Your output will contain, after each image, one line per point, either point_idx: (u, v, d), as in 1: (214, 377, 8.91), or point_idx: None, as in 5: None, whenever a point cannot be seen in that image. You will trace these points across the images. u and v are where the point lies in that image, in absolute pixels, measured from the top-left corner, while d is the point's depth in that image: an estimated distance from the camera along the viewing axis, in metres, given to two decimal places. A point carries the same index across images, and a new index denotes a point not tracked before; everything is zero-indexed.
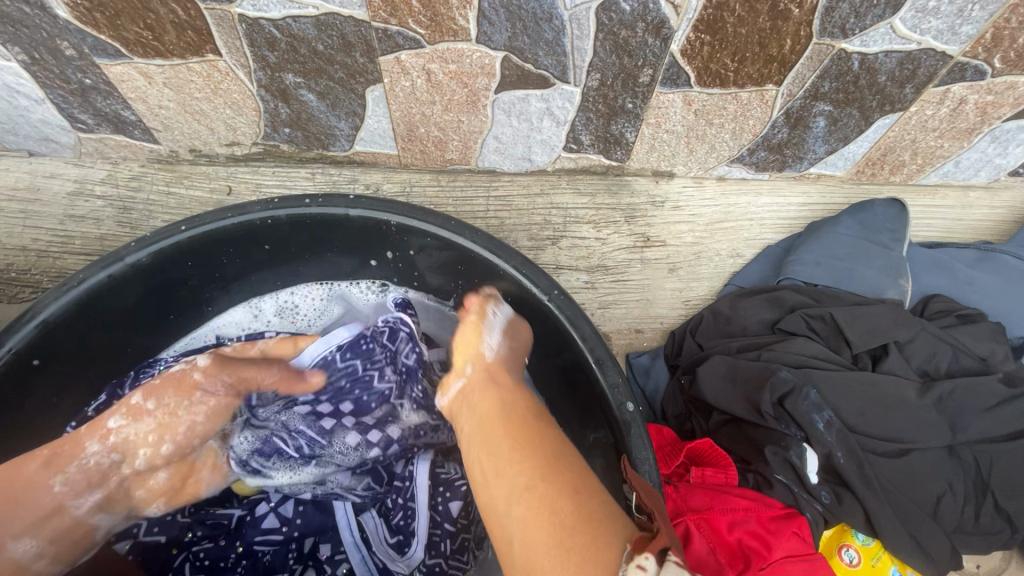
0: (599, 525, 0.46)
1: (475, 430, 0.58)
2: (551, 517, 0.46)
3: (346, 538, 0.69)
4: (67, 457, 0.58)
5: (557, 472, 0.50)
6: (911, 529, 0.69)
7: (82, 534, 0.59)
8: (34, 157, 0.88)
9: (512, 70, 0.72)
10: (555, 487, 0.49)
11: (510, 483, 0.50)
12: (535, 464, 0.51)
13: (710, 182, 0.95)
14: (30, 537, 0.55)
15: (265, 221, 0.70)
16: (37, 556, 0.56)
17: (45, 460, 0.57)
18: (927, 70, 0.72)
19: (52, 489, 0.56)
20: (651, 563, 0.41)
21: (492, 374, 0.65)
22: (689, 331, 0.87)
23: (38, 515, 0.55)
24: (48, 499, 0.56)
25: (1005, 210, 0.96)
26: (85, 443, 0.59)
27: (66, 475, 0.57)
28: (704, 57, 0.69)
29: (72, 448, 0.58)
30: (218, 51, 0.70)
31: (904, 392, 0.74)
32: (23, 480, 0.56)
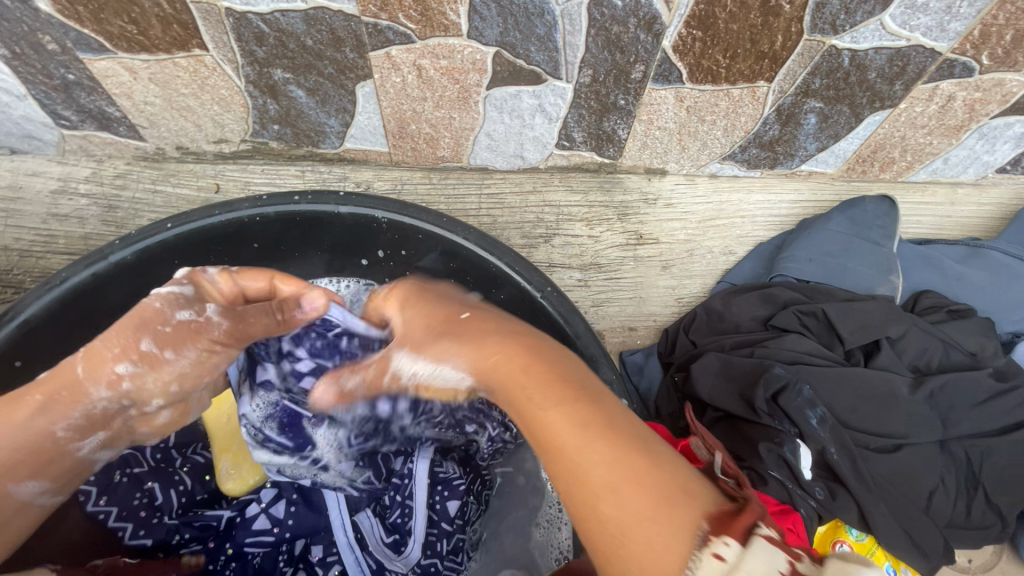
0: (688, 485, 0.39)
1: (517, 399, 0.43)
2: (633, 478, 0.38)
3: (340, 539, 0.68)
4: (68, 402, 0.50)
5: (626, 434, 0.41)
6: (904, 524, 0.69)
7: (85, 469, 0.55)
8: (16, 154, 0.86)
9: (504, 66, 0.72)
10: (622, 442, 0.40)
11: (588, 448, 0.40)
12: (601, 423, 0.41)
13: (703, 179, 0.95)
14: (36, 479, 0.51)
15: (253, 218, 0.69)
16: (40, 494, 0.52)
17: (39, 406, 0.50)
18: (916, 67, 0.72)
19: (53, 433, 0.50)
20: (731, 552, 0.35)
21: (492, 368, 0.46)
22: (683, 328, 0.87)
23: (38, 460, 0.50)
24: (50, 443, 0.50)
25: (992, 207, 0.97)
26: (89, 389, 0.51)
27: (68, 421, 0.51)
28: (696, 53, 0.69)
29: (73, 394, 0.51)
30: (205, 45, 0.69)
31: (897, 388, 0.74)
32: (16, 426, 0.49)
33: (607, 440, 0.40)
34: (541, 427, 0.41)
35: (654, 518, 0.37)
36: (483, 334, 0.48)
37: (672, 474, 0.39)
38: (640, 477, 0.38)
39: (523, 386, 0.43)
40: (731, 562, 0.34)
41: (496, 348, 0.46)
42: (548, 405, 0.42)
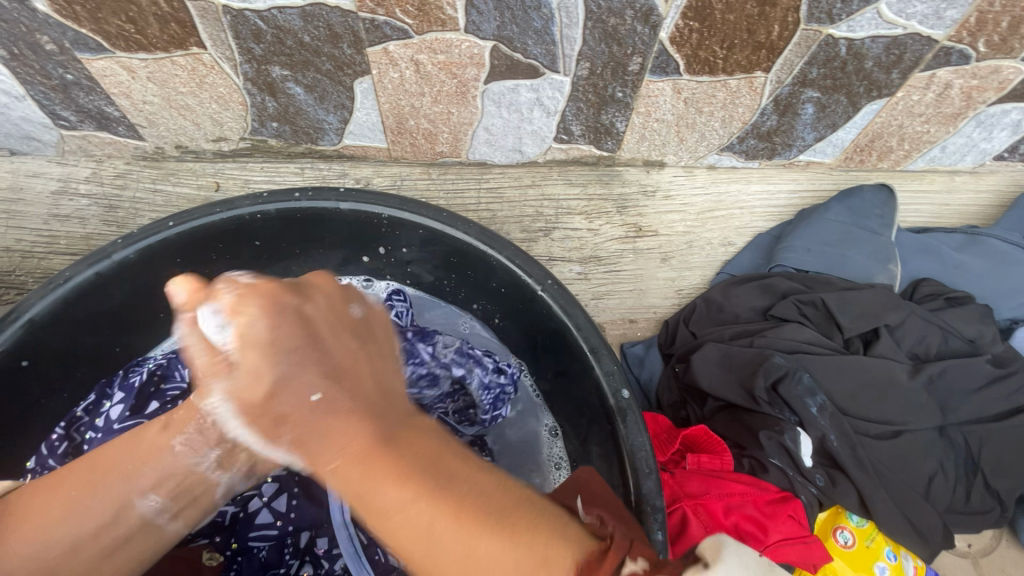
0: (553, 536, 0.34)
1: (357, 478, 0.35)
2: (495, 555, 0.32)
3: (336, 518, 0.67)
4: (183, 420, 0.49)
5: (481, 496, 0.35)
6: (904, 509, 0.70)
7: (208, 496, 0.53)
8: (16, 155, 0.86)
9: (501, 60, 0.72)
10: (473, 517, 0.33)
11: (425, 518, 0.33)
12: (450, 499, 0.34)
13: (701, 171, 0.95)
14: (156, 494, 0.49)
15: (254, 216, 0.69)
16: (159, 513, 0.49)
17: (163, 424, 0.49)
18: (913, 55, 0.72)
19: (175, 450, 0.49)
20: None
21: (312, 408, 0.37)
22: (683, 319, 0.87)
23: (161, 474, 0.48)
24: (168, 457, 0.49)
25: (989, 194, 0.97)
26: (203, 401, 0.49)
27: (183, 434, 0.49)
28: (693, 44, 0.70)
29: (187, 411, 0.49)
30: (202, 43, 0.69)
31: (896, 374, 0.75)
32: (146, 444, 0.49)
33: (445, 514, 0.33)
34: (388, 508, 0.34)
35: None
36: (320, 331, 0.39)
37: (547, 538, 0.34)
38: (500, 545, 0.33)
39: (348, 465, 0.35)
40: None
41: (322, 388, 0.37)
42: (384, 487, 0.34)
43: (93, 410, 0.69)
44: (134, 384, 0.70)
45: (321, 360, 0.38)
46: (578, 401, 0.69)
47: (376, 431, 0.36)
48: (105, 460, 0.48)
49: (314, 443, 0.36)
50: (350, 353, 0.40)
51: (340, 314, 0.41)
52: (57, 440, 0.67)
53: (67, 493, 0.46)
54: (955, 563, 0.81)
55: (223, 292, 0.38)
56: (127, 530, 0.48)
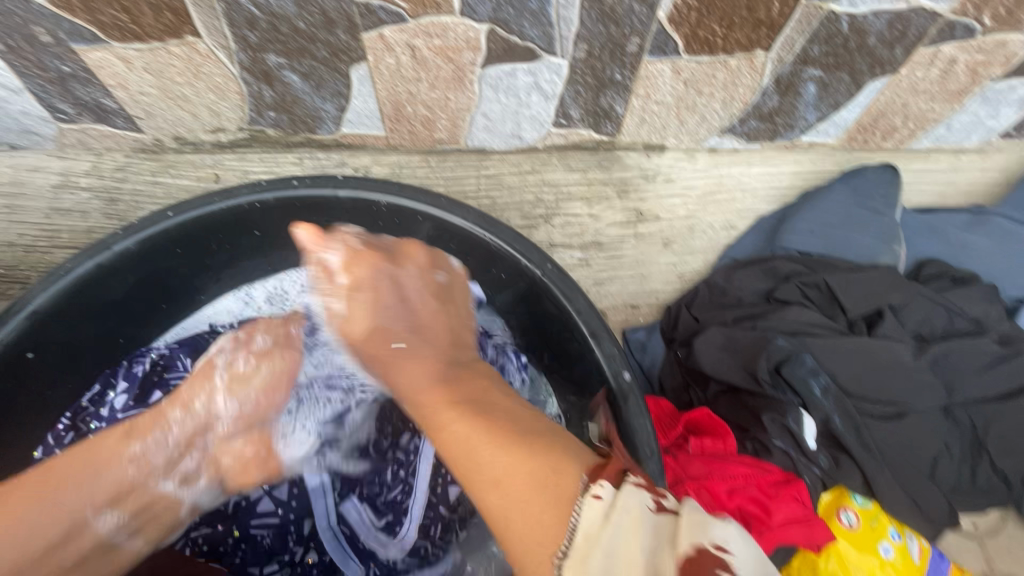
0: (559, 459, 0.41)
1: (426, 408, 0.49)
2: (523, 484, 0.40)
3: (323, 524, 0.68)
4: (146, 427, 0.56)
5: (522, 425, 0.46)
6: (908, 490, 0.70)
7: (168, 514, 0.59)
8: (16, 150, 0.86)
9: (498, 43, 0.71)
10: (502, 435, 0.44)
11: (482, 442, 0.44)
12: (498, 428, 0.45)
13: (702, 154, 0.94)
14: (113, 511, 0.53)
15: (253, 205, 0.69)
16: (118, 529, 0.55)
17: (123, 433, 0.55)
18: (917, 30, 0.71)
19: (132, 459, 0.54)
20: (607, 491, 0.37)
21: (425, 337, 0.55)
22: (685, 304, 0.86)
23: (117, 488, 0.53)
24: (128, 469, 0.54)
25: (996, 172, 0.96)
26: (167, 411, 0.58)
27: (145, 443, 0.55)
28: (692, 23, 0.69)
29: (153, 419, 0.57)
30: (197, 32, 0.68)
31: (901, 356, 0.74)
32: (105, 452, 0.53)
33: (494, 442, 0.44)
34: (460, 444, 0.45)
35: (532, 501, 0.39)
36: (416, 290, 0.60)
37: (557, 457, 0.41)
38: (524, 472, 0.41)
39: (433, 386, 0.50)
40: (606, 498, 0.37)
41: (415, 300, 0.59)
42: (444, 411, 0.48)
43: (98, 399, 0.72)
44: (137, 374, 0.72)
45: (392, 309, 0.58)
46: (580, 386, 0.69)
47: (450, 353, 0.55)
48: (59, 472, 0.51)
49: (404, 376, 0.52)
50: (433, 309, 0.59)
51: (426, 280, 0.61)
52: (63, 431, 0.70)
53: (14, 505, 0.48)
54: (960, 544, 0.81)
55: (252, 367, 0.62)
56: (84, 545, 0.52)
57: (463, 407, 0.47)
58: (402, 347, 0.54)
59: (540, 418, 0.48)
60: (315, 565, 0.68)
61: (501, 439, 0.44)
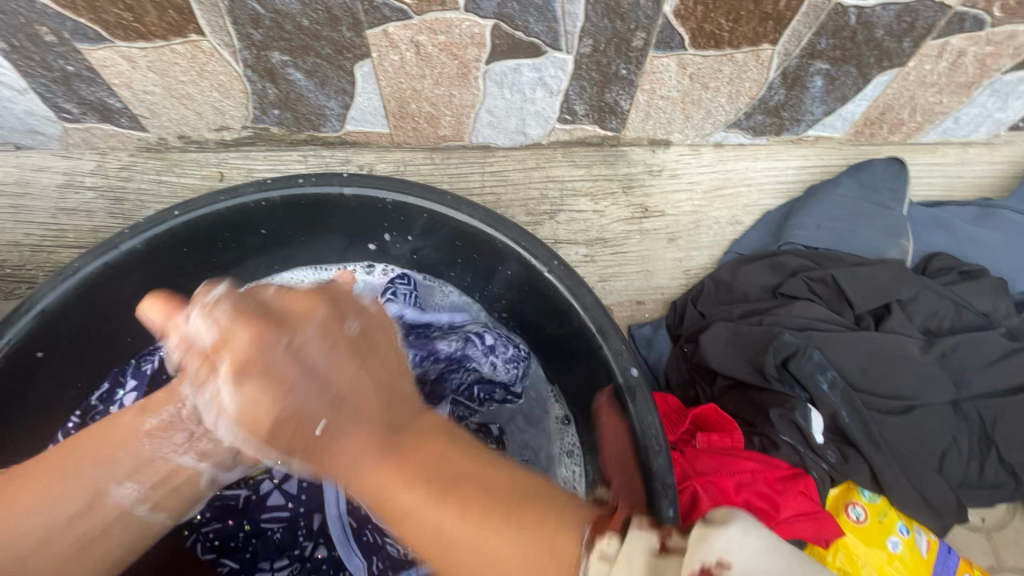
0: (556, 510, 0.38)
1: (378, 495, 0.39)
2: (503, 552, 0.35)
3: (332, 514, 0.68)
4: (159, 402, 0.54)
5: (486, 488, 0.39)
6: (916, 484, 0.70)
7: (188, 488, 0.55)
8: (21, 150, 0.86)
9: (503, 39, 0.71)
10: (472, 496, 0.38)
11: (454, 519, 0.37)
12: (455, 488, 0.38)
13: (707, 149, 0.93)
14: (131, 483, 0.52)
15: (259, 203, 0.69)
16: (137, 502, 0.52)
17: (140, 408, 0.54)
18: (925, 22, 0.70)
19: (147, 433, 0.53)
20: (614, 547, 0.34)
21: (365, 344, 0.48)
22: (691, 300, 0.86)
23: (134, 462, 0.52)
24: (144, 441, 0.53)
25: (1004, 165, 0.95)
26: (177, 386, 0.54)
27: (158, 417, 0.53)
28: (698, 18, 0.68)
29: (164, 396, 0.54)
30: (201, 30, 0.68)
31: (908, 350, 0.74)
32: (124, 428, 0.53)
33: (462, 507, 0.37)
34: (434, 513, 0.37)
35: (529, 566, 0.35)
36: (324, 358, 0.44)
37: (552, 505, 0.38)
38: (509, 533, 0.36)
39: (371, 477, 0.40)
40: (613, 551, 0.34)
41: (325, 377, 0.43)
42: (399, 490, 0.39)
43: (107, 398, 0.72)
44: (147, 372, 0.73)
45: (313, 368, 0.43)
46: (588, 383, 0.69)
47: (386, 417, 0.43)
48: (85, 447, 0.52)
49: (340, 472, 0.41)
50: (353, 370, 0.45)
51: (335, 338, 0.46)
52: (73, 428, 0.70)
53: (35, 482, 0.50)
54: (968, 537, 0.80)
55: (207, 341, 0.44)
56: (104, 517, 0.51)
57: (402, 485, 0.39)
58: (326, 426, 0.42)
59: (512, 477, 0.41)
60: (326, 558, 0.69)
61: (472, 498, 0.38)
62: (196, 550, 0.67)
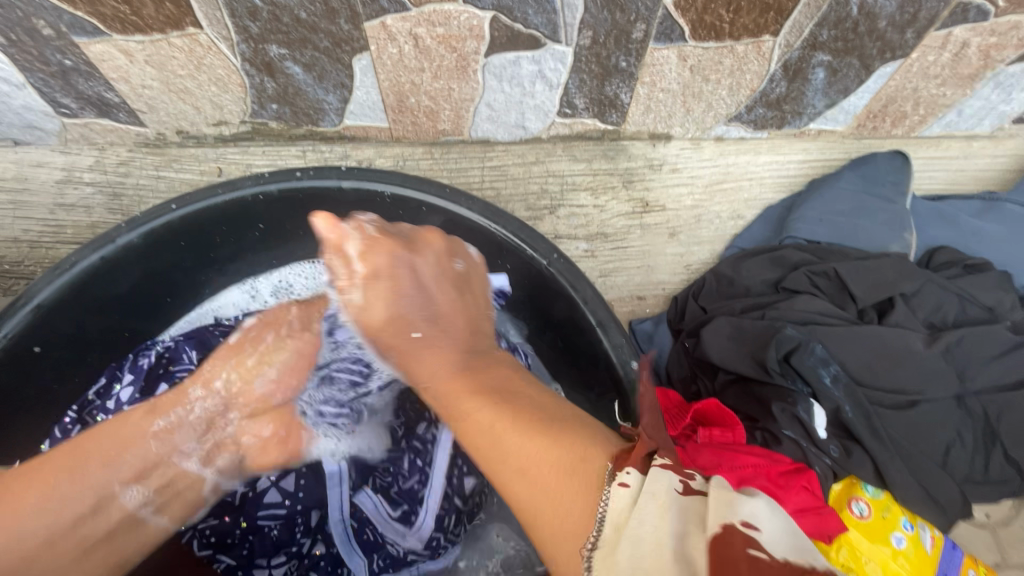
0: (582, 443, 0.44)
1: (449, 395, 0.52)
2: (550, 459, 0.43)
3: (335, 515, 0.66)
4: (169, 405, 0.57)
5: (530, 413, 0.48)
6: (920, 479, 0.69)
7: (191, 491, 0.60)
8: (20, 146, 0.86)
9: (501, 31, 0.70)
10: (536, 426, 0.46)
11: (518, 440, 0.45)
12: (517, 408, 0.48)
13: (708, 143, 0.93)
14: (138, 485, 0.55)
15: (256, 196, 0.68)
16: (143, 504, 0.56)
17: (147, 409, 0.56)
18: (928, 12, 0.70)
19: (155, 437, 0.56)
20: (632, 479, 0.39)
21: (443, 320, 0.57)
22: (692, 294, 0.85)
23: (142, 464, 0.55)
24: (151, 444, 0.56)
25: (1008, 159, 0.94)
26: (189, 389, 0.59)
27: (168, 420, 0.57)
28: (698, 9, 0.68)
29: (174, 398, 0.58)
30: (198, 23, 0.68)
31: (912, 344, 0.73)
32: (131, 429, 0.55)
33: (521, 427, 0.46)
34: (491, 432, 0.47)
35: (557, 483, 0.41)
36: (433, 285, 0.59)
37: (583, 442, 0.44)
38: (545, 449, 0.44)
39: (453, 376, 0.53)
40: (632, 487, 0.38)
41: (432, 291, 0.58)
42: (468, 399, 0.50)
43: (104, 394, 0.70)
44: (143, 367, 0.70)
45: (426, 310, 0.57)
46: (588, 378, 0.69)
47: (469, 343, 0.57)
48: (88, 447, 0.52)
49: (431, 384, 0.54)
50: (449, 300, 0.59)
51: (444, 269, 0.61)
52: (70, 424, 0.67)
53: (42, 484, 0.50)
54: (973, 534, 0.80)
55: (359, 269, 0.57)
56: (110, 518, 0.53)
57: (472, 381, 0.52)
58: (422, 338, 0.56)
59: (557, 400, 0.51)
60: (323, 556, 0.69)
61: (517, 419, 0.47)
62: (192, 546, 0.66)
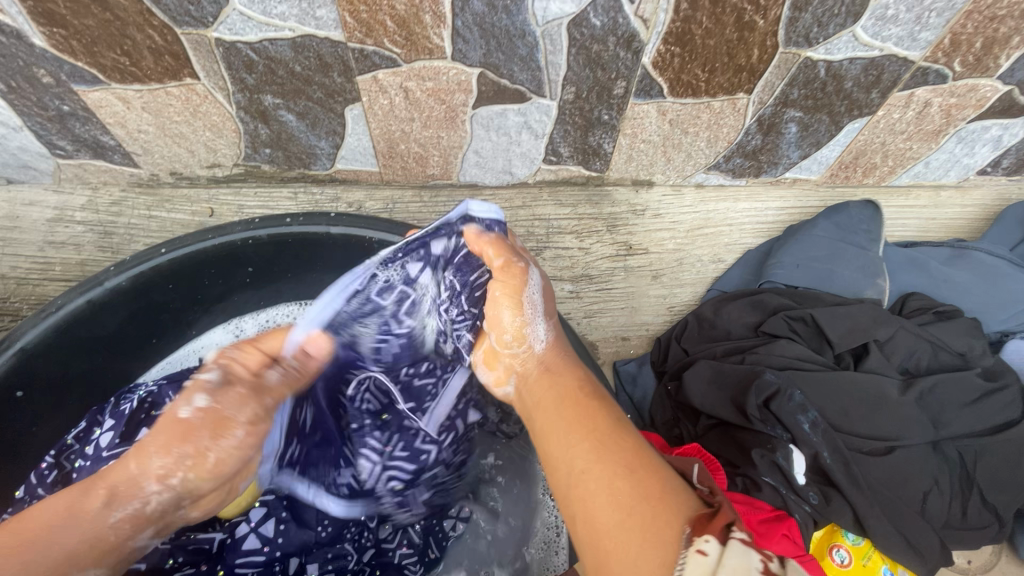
0: (671, 488, 0.43)
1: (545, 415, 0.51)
2: (630, 501, 0.42)
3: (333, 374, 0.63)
4: (124, 495, 0.46)
5: (622, 448, 0.46)
6: (900, 527, 0.69)
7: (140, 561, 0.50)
8: (13, 185, 0.87)
9: (489, 86, 0.73)
10: (625, 462, 0.45)
11: (593, 461, 0.45)
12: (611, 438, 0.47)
13: (689, 190, 0.96)
14: (92, 574, 0.44)
15: (246, 241, 0.70)
16: None
17: (103, 499, 0.45)
18: (891, 75, 0.74)
19: (109, 528, 0.45)
20: (712, 547, 0.38)
21: (544, 363, 0.56)
22: (675, 336, 0.87)
23: (94, 557, 0.44)
24: (108, 535, 0.45)
25: (975, 208, 0.98)
26: (141, 479, 0.46)
27: (125, 510, 0.45)
28: (675, 68, 0.71)
29: (128, 483, 0.46)
30: (196, 74, 0.70)
31: (887, 390, 0.75)
32: (84, 521, 0.44)
33: (607, 456, 0.45)
34: (558, 428, 0.49)
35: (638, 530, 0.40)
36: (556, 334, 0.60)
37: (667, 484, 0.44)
38: (630, 490, 0.43)
39: (557, 397, 0.52)
40: (713, 556, 0.37)
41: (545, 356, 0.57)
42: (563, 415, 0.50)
43: (83, 437, 0.68)
44: (124, 412, 0.67)
45: (568, 343, 0.60)
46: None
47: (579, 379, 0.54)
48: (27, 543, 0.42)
49: (527, 383, 0.56)
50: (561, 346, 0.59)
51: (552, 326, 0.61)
52: (46, 469, 0.65)
53: None
54: None
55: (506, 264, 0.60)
56: None
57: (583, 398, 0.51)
58: (547, 342, 0.58)
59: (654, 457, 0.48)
60: None
61: (606, 447, 0.46)
62: None
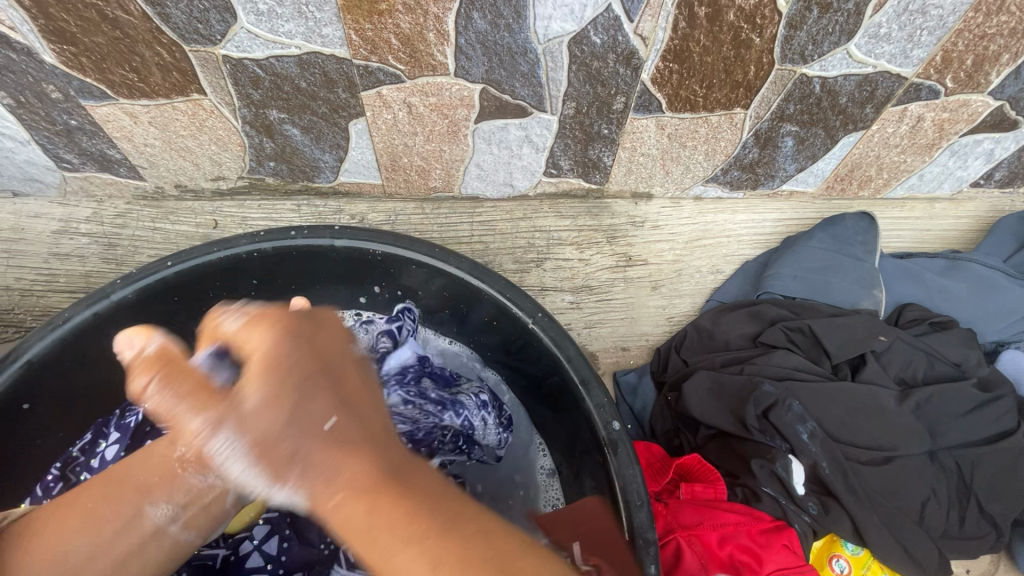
0: (548, 560, 0.35)
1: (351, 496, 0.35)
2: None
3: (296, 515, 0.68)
4: (202, 422, 0.50)
5: (464, 532, 0.34)
6: (899, 537, 0.70)
7: (220, 506, 0.51)
8: (19, 198, 0.88)
9: (491, 101, 0.75)
10: (459, 558, 0.32)
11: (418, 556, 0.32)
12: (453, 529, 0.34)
13: (687, 202, 0.97)
14: (166, 503, 0.49)
15: (251, 254, 0.70)
16: (171, 521, 0.49)
17: (181, 430, 0.49)
18: (884, 91, 0.76)
19: (187, 456, 0.50)
20: None
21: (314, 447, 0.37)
22: (675, 347, 0.88)
23: (174, 487, 0.49)
24: (178, 462, 0.49)
25: (969, 220, 1.00)
26: (194, 410, 0.49)
27: (194, 439, 0.47)
28: (673, 84, 0.73)
29: (213, 410, 0.51)
30: (203, 90, 0.72)
31: (884, 401, 0.76)
32: (161, 451, 0.50)
33: (428, 551, 0.32)
34: (368, 517, 0.34)
35: None
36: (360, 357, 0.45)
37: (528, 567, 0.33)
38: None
39: (365, 457, 0.37)
40: None
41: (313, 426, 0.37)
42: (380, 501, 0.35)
43: (90, 449, 0.70)
44: (130, 425, 0.70)
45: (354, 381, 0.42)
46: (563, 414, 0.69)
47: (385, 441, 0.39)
48: (121, 478, 0.49)
49: (294, 471, 0.37)
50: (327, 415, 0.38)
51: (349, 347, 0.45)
52: (52, 482, 0.68)
53: (82, 508, 0.47)
54: None
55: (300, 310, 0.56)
56: (138, 537, 0.48)
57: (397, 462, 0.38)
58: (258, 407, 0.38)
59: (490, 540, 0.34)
60: None
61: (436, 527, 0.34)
62: None
